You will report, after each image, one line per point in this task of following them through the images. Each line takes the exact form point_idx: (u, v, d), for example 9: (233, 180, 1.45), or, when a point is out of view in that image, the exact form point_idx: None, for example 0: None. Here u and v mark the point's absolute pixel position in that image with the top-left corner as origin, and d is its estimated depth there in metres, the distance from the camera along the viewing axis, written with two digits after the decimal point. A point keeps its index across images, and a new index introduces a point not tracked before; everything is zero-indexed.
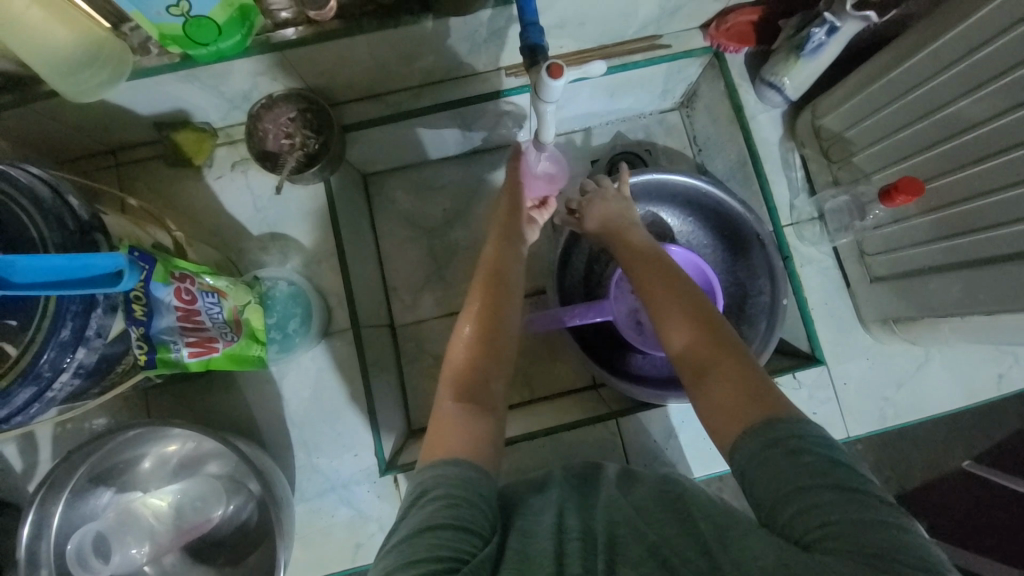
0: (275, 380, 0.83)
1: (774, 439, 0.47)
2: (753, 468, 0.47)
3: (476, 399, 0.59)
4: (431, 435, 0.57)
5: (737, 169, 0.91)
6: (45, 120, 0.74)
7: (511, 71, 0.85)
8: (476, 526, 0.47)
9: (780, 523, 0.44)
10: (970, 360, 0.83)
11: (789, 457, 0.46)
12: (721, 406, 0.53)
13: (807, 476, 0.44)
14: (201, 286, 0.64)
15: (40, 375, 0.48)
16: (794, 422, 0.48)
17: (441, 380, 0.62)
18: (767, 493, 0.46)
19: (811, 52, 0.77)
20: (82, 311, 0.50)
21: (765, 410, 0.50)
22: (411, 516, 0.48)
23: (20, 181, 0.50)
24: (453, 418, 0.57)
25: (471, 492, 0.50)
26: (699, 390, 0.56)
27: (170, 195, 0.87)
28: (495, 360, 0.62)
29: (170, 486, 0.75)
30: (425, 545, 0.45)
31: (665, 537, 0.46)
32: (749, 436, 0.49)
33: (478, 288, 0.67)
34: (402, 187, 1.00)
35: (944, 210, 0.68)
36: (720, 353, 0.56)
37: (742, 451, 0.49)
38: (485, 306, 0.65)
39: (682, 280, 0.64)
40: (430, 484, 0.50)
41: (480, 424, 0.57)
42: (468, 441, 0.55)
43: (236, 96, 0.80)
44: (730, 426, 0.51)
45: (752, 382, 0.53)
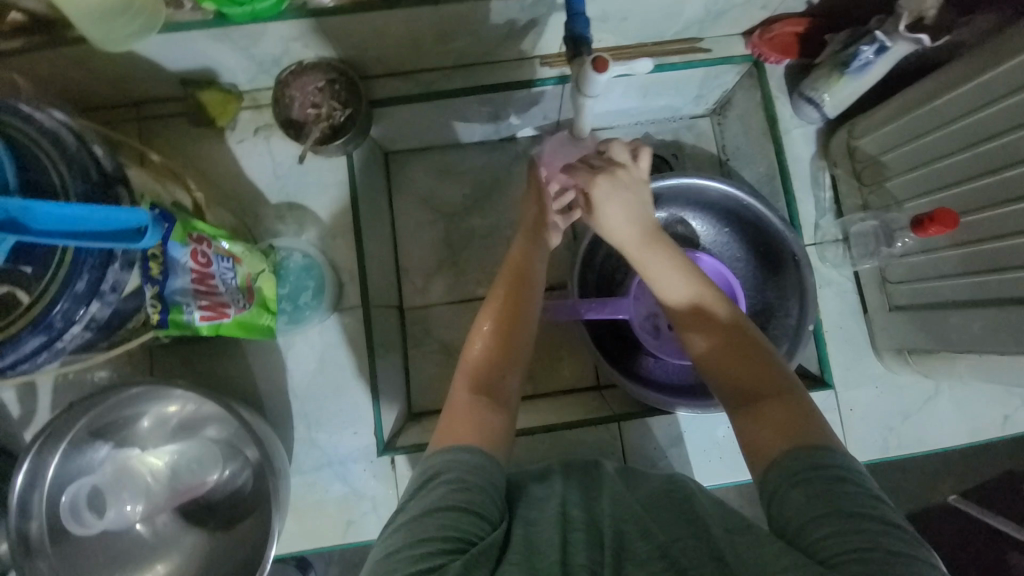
0: (281, 351, 0.82)
1: (817, 463, 0.47)
2: (789, 488, 0.47)
3: (492, 392, 0.59)
4: (445, 421, 0.56)
5: (766, 182, 0.90)
6: (69, 65, 0.73)
7: (548, 60, 0.84)
8: (485, 511, 0.47)
9: (806, 540, 0.44)
10: (979, 398, 0.82)
11: (831, 482, 0.46)
12: (768, 430, 0.52)
13: (843, 502, 0.44)
14: (217, 250, 0.63)
15: (51, 326, 0.47)
16: (836, 449, 0.49)
17: (457, 372, 0.61)
18: (797, 512, 0.45)
19: (856, 70, 0.76)
20: (99, 264, 0.49)
21: (807, 440, 0.50)
22: (422, 497, 0.48)
23: (46, 125, 0.49)
24: (469, 408, 0.56)
25: (482, 479, 0.49)
26: (744, 415, 0.55)
27: (189, 155, 0.85)
28: (515, 356, 0.62)
29: (168, 446, 0.75)
30: (437, 524, 0.45)
31: (675, 539, 0.46)
32: (795, 452, 0.49)
33: (500, 283, 0.66)
34: (423, 168, 0.99)
35: (975, 246, 0.67)
36: (766, 385, 0.56)
37: (780, 471, 0.49)
38: (505, 308, 0.64)
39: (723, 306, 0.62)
40: (444, 466, 0.50)
41: (494, 418, 0.56)
42: (484, 432, 0.54)
43: (266, 60, 0.79)
44: (775, 447, 0.51)
45: (798, 414, 0.53)
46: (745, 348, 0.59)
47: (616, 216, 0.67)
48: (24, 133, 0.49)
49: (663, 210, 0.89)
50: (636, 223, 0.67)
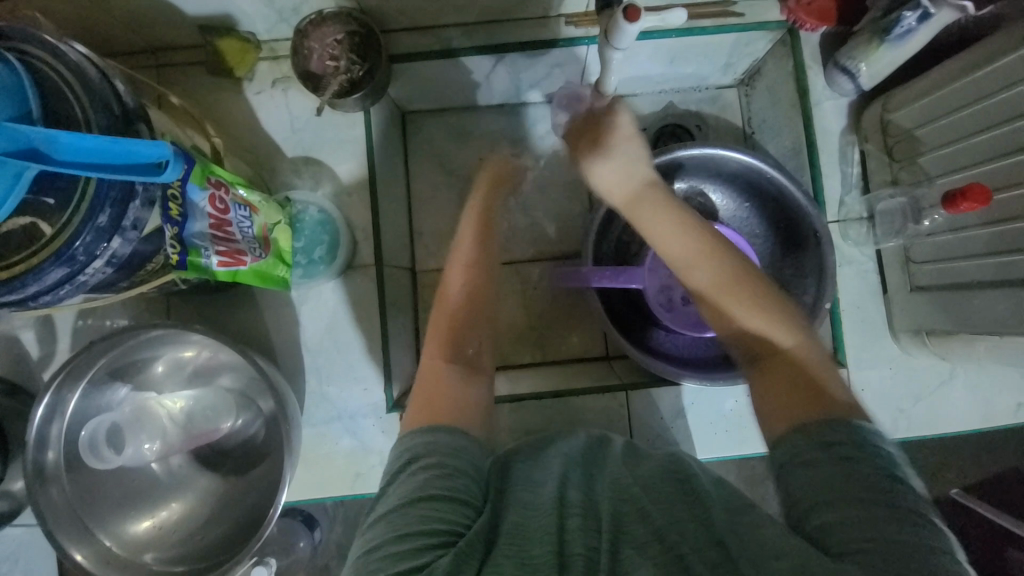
0: (294, 306, 0.83)
1: (827, 443, 0.47)
2: (797, 466, 0.48)
3: (464, 361, 0.61)
4: (418, 396, 0.57)
5: (792, 156, 0.88)
6: (87, 3, 0.72)
7: (573, 20, 0.81)
8: (467, 496, 0.49)
9: (812, 523, 0.45)
10: (995, 385, 0.81)
11: (841, 463, 0.46)
12: (777, 401, 0.53)
13: (852, 485, 0.44)
14: (235, 198, 0.63)
15: (73, 258, 0.48)
16: (855, 425, 0.48)
17: (427, 343, 0.63)
18: (804, 492, 0.46)
19: (897, 37, 0.72)
20: (121, 200, 0.49)
21: (819, 411, 0.50)
22: (403, 485, 0.49)
23: (69, 57, 0.49)
24: (442, 382, 0.58)
25: (462, 463, 0.51)
26: (757, 383, 0.56)
27: (206, 104, 0.85)
28: (483, 324, 0.64)
29: (183, 392, 0.76)
30: (418, 515, 0.46)
31: (676, 522, 0.45)
32: (801, 430, 0.49)
33: (456, 262, 0.68)
34: (440, 130, 0.97)
35: (1006, 224, 0.65)
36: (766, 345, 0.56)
37: (788, 448, 0.49)
38: (463, 287, 0.65)
39: (733, 274, 0.59)
40: (421, 450, 0.51)
41: (469, 389, 0.58)
42: (459, 400, 0.57)
43: (285, 7, 0.78)
44: (782, 419, 0.51)
45: (802, 377, 0.53)
46: (742, 303, 0.58)
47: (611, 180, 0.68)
48: (47, 64, 0.48)
49: (680, 181, 0.88)
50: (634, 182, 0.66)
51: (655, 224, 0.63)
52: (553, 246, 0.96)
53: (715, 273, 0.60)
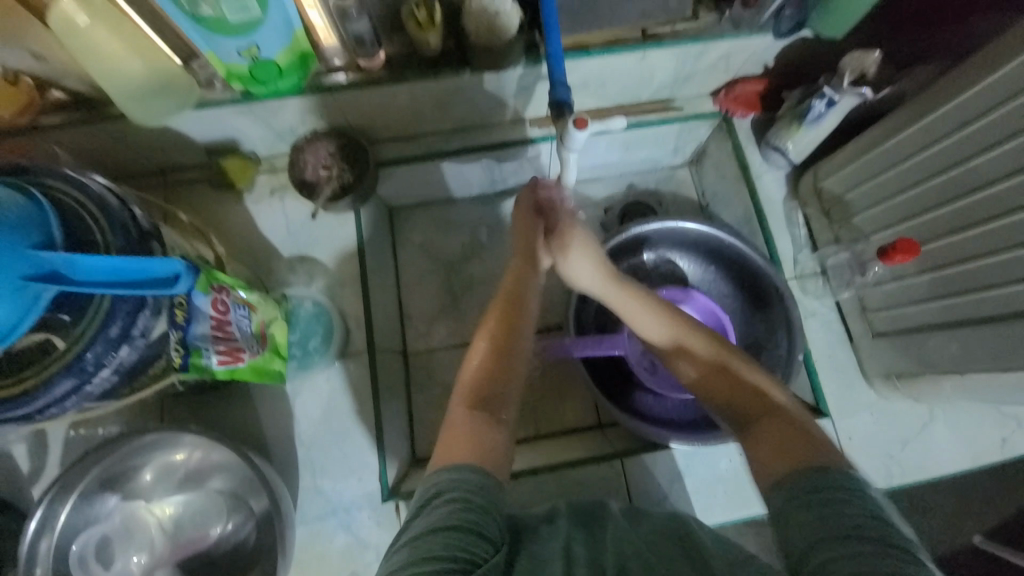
0: (289, 398, 0.84)
1: (815, 485, 0.50)
2: (791, 510, 0.49)
3: (491, 410, 0.60)
4: (442, 442, 0.57)
5: (744, 223, 0.98)
6: (106, 138, 0.82)
7: (537, 123, 0.93)
8: (488, 532, 0.49)
9: (812, 565, 0.45)
10: (974, 422, 0.84)
11: (835, 502, 0.48)
12: (774, 451, 0.55)
13: (843, 524, 0.46)
14: (235, 299, 0.67)
15: (83, 369, 0.51)
16: (846, 469, 0.51)
17: (455, 391, 0.63)
18: (801, 536, 0.47)
19: (812, 121, 0.84)
20: (132, 311, 0.53)
21: (825, 456, 0.53)
22: (424, 516, 0.50)
23: (92, 190, 0.56)
24: (467, 426, 0.58)
25: (485, 499, 0.51)
26: (747, 440, 0.59)
27: (209, 215, 0.92)
28: (510, 368, 0.63)
29: (173, 497, 0.75)
30: (442, 542, 0.46)
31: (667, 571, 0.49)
32: (797, 475, 0.51)
33: (496, 306, 0.68)
34: (424, 222, 1.06)
35: (940, 270, 0.72)
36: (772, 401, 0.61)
37: (784, 494, 0.51)
38: (496, 333, 0.65)
39: (721, 338, 0.67)
40: (447, 485, 0.51)
41: (494, 442, 0.57)
42: (484, 453, 0.55)
43: (283, 130, 0.88)
44: (779, 468, 0.54)
45: (803, 429, 0.57)
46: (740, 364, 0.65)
47: (585, 272, 0.71)
48: (72, 196, 0.55)
49: (647, 252, 0.95)
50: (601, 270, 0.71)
51: (630, 306, 0.70)
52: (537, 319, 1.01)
53: (705, 336, 0.67)
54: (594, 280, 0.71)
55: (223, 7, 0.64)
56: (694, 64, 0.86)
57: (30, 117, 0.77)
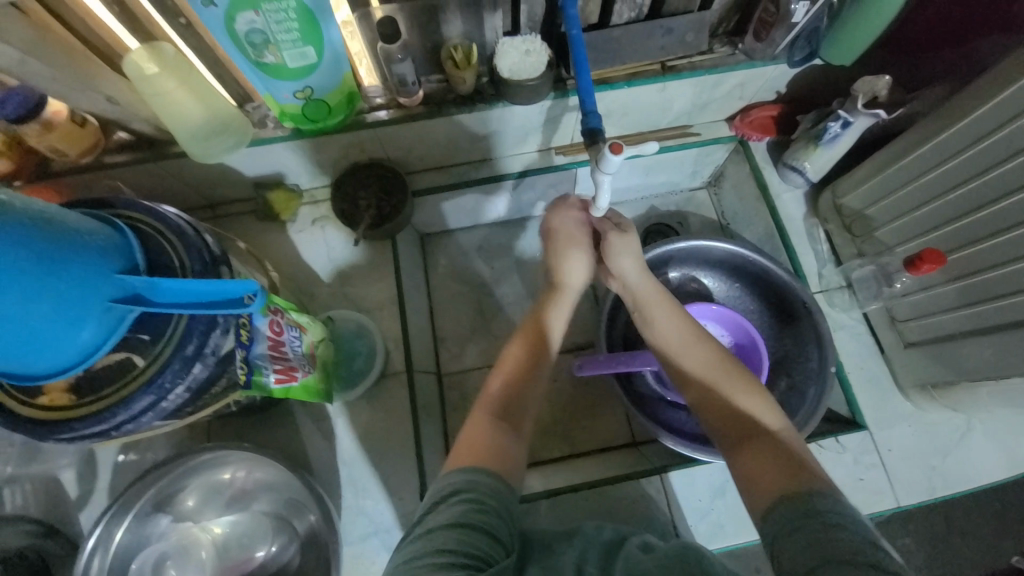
0: (333, 418, 0.86)
1: (808, 511, 0.50)
2: (785, 538, 0.50)
3: (509, 416, 0.64)
4: (460, 443, 0.61)
5: (766, 239, 1.01)
6: (165, 175, 0.88)
7: (562, 151, 0.99)
8: (502, 535, 0.51)
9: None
10: (1016, 431, 0.83)
11: (827, 530, 0.48)
12: (767, 474, 0.56)
13: (839, 552, 0.46)
14: (288, 320, 0.70)
15: (161, 385, 0.54)
16: (832, 495, 0.52)
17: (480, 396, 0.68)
18: (797, 564, 0.47)
19: (828, 141, 0.88)
20: (206, 331, 0.56)
21: (808, 482, 0.54)
22: (443, 510, 0.52)
23: (171, 220, 0.61)
24: (485, 430, 0.62)
25: (500, 502, 0.54)
26: (742, 460, 0.60)
27: (253, 244, 0.97)
28: (536, 378, 0.68)
29: (221, 518, 0.77)
30: (455, 536, 0.49)
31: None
32: (785, 500, 0.53)
33: (524, 324, 0.73)
34: (453, 248, 1.12)
35: (967, 278, 0.74)
36: (755, 424, 0.62)
37: (776, 519, 0.52)
38: (525, 348, 0.70)
39: (724, 357, 0.68)
40: (464, 485, 0.54)
41: (508, 443, 0.61)
42: (497, 453, 0.59)
43: (326, 164, 0.94)
44: (770, 492, 0.55)
45: (791, 455, 0.58)
46: (735, 386, 0.65)
47: (629, 268, 0.74)
48: (153, 226, 0.60)
49: (672, 270, 0.98)
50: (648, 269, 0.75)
51: (652, 307, 0.73)
52: (566, 339, 1.03)
53: (708, 354, 0.68)
54: (634, 277, 0.74)
55: (285, 55, 0.71)
56: (711, 93, 0.91)
57: (95, 156, 0.83)
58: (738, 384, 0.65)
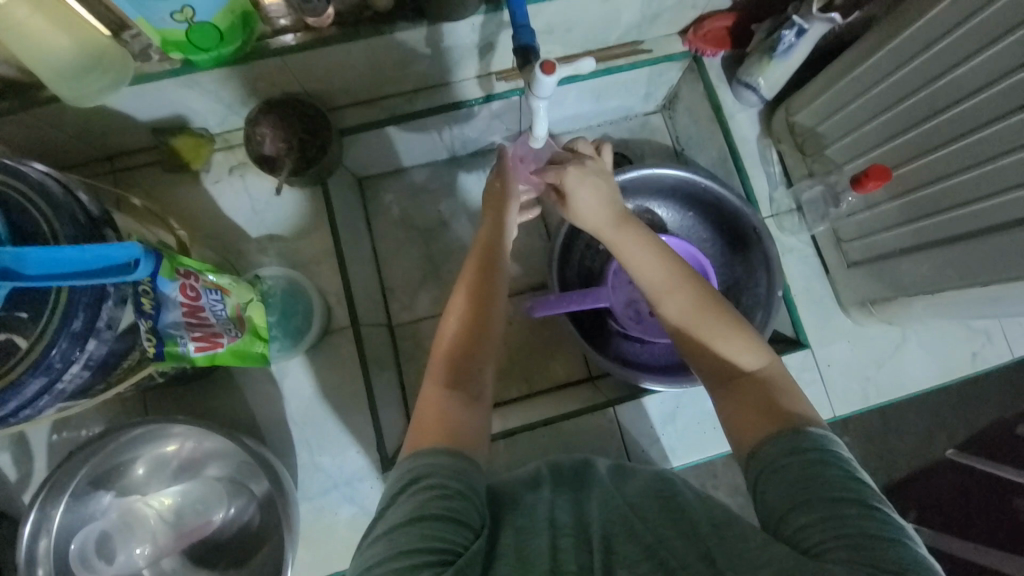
0: (278, 379, 0.82)
1: (796, 448, 0.51)
2: (770, 474, 0.51)
3: (465, 390, 0.62)
4: (417, 422, 0.59)
5: (719, 165, 0.97)
6: (42, 124, 0.76)
7: (502, 75, 0.90)
8: (467, 518, 0.48)
9: (788, 529, 0.47)
10: (945, 338, 0.88)
11: (808, 466, 0.50)
12: (752, 415, 0.57)
13: (826, 488, 0.48)
14: (204, 283, 0.64)
15: (50, 367, 0.49)
16: (813, 431, 0.53)
17: (428, 372, 0.64)
18: (780, 499, 0.49)
19: (782, 53, 0.82)
20: (93, 303, 0.51)
21: (791, 422, 0.55)
22: (402, 504, 0.49)
23: (31, 177, 0.51)
24: (442, 405, 0.59)
25: (463, 484, 0.51)
26: (727, 402, 0.60)
27: (167, 199, 0.87)
28: (483, 345, 0.65)
29: (170, 488, 0.75)
30: (418, 534, 0.46)
31: (662, 538, 0.48)
32: (774, 439, 0.53)
33: (459, 295, 0.68)
34: (396, 191, 1.04)
35: (911, 195, 0.73)
36: (736, 367, 0.62)
37: (764, 456, 0.53)
38: (466, 316, 0.66)
39: (709, 297, 0.65)
40: (422, 472, 0.52)
41: (468, 417, 0.59)
42: (460, 431, 0.57)
43: (234, 102, 0.82)
44: (757, 432, 0.56)
45: (773, 394, 0.59)
46: (714, 329, 0.64)
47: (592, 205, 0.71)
48: (8, 184, 0.50)
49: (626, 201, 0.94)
50: (608, 206, 0.71)
51: (628, 248, 0.69)
52: (520, 280, 1.01)
53: (692, 295, 0.65)
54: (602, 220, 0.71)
55: None
56: (661, 1, 0.82)
57: None
58: (716, 328, 0.64)
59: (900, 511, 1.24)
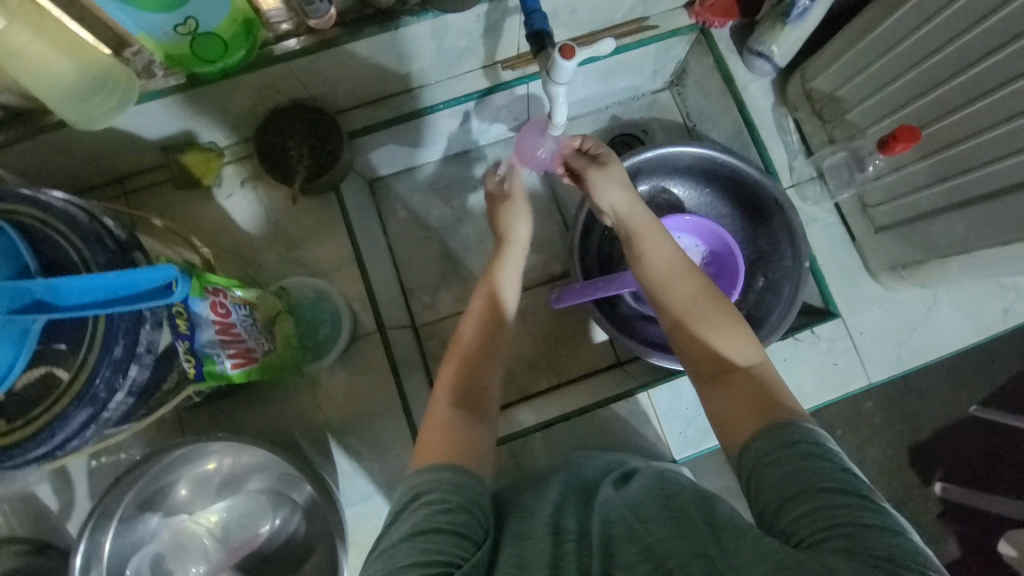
0: (310, 389, 0.82)
1: (786, 442, 0.50)
2: (763, 469, 0.50)
3: (470, 405, 0.62)
4: (424, 436, 0.59)
5: (735, 138, 0.95)
6: (51, 151, 0.74)
7: (508, 64, 0.88)
8: (467, 530, 0.48)
9: (782, 523, 0.46)
10: (978, 297, 0.86)
11: (799, 460, 0.48)
12: (742, 411, 0.56)
13: (815, 479, 0.46)
14: (232, 299, 0.63)
15: (95, 396, 0.49)
16: (805, 429, 0.51)
17: (438, 387, 0.65)
18: (772, 493, 0.48)
19: (796, 18, 0.80)
20: (132, 328, 0.50)
21: (783, 418, 0.53)
22: (404, 520, 0.48)
23: (53, 207, 0.51)
24: (446, 420, 0.60)
25: (463, 498, 0.51)
26: (716, 399, 0.59)
27: (181, 217, 0.86)
28: (491, 361, 0.67)
29: (215, 505, 0.76)
30: (416, 548, 0.45)
31: (658, 538, 0.46)
32: (765, 435, 0.52)
33: (473, 308, 0.71)
34: (407, 191, 1.03)
35: (940, 154, 0.72)
36: (730, 363, 0.61)
37: (755, 452, 0.51)
38: (477, 329, 0.69)
39: (710, 290, 0.65)
40: (423, 488, 0.52)
41: (472, 433, 0.59)
42: (462, 446, 0.57)
43: (241, 113, 0.81)
44: (747, 428, 0.54)
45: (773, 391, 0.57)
46: (711, 323, 0.63)
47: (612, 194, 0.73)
48: (33, 217, 0.50)
49: (643, 183, 0.93)
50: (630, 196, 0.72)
51: (642, 238, 0.70)
52: (541, 271, 1.00)
53: (695, 288, 0.66)
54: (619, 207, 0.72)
55: None
56: None
57: None
58: (713, 323, 0.63)
59: (936, 471, 1.23)
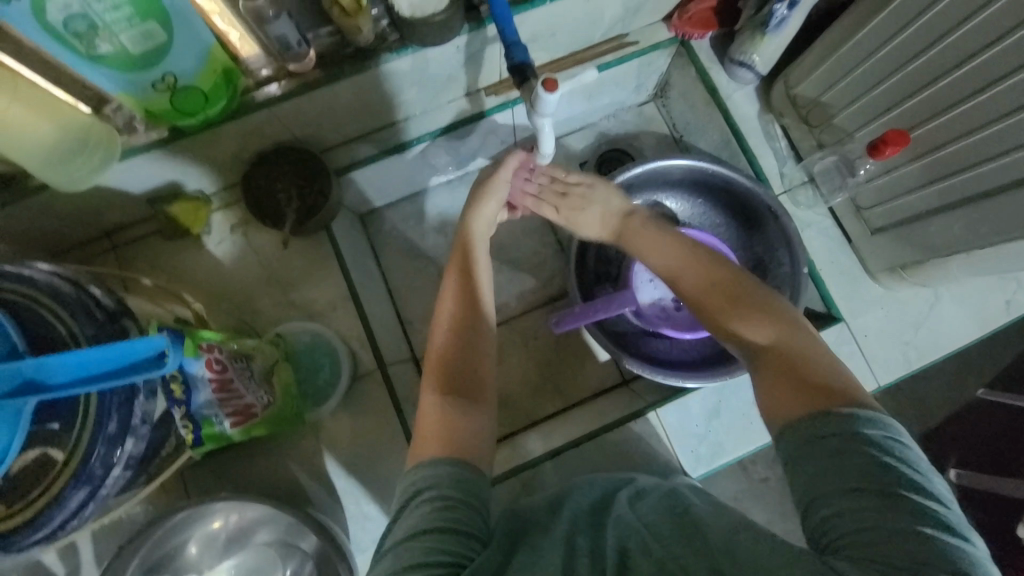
0: (314, 434, 0.81)
1: (820, 435, 0.48)
2: (796, 459, 0.49)
3: (465, 391, 0.61)
4: (421, 430, 0.58)
5: (723, 147, 0.95)
6: (36, 213, 0.73)
7: (492, 90, 0.88)
8: (470, 528, 0.49)
9: (811, 519, 0.46)
10: (979, 290, 0.86)
11: (830, 455, 0.47)
12: (792, 391, 0.53)
13: (847, 479, 0.45)
14: (227, 353, 0.62)
15: (92, 475, 0.47)
16: (851, 415, 0.48)
17: (425, 373, 0.63)
18: (802, 487, 0.47)
19: (775, 27, 0.80)
20: (125, 401, 0.49)
21: (840, 398, 0.50)
22: (407, 518, 0.50)
23: (39, 281, 0.50)
24: (442, 411, 0.59)
25: (465, 493, 0.52)
26: (765, 379, 0.56)
27: (172, 268, 0.85)
28: (478, 342, 0.64)
29: (224, 564, 0.74)
30: (421, 548, 0.47)
31: (675, 556, 0.46)
32: (815, 418, 0.50)
33: (449, 284, 0.68)
34: (399, 221, 1.02)
35: (930, 156, 0.72)
36: (772, 346, 0.58)
37: (789, 440, 0.50)
38: (458, 305, 0.66)
39: (738, 277, 0.65)
40: (427, 483, 0.52)
41: (471, 421, 0.58)
42: (461, 437, 0.56)
43: (226, 160, 0.80)
44: (796, 408, 0.52)
45: (803, 363, 0.55)
46: (746, 308, 0.62)
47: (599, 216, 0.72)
48: (19, 293, 0.49)
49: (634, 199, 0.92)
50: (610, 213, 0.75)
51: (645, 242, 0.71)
52: (539, 294, 0.99)
53: (716, 278, 0.65)
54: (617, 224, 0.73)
55: (123, 40, 0.57)
56: None
57: None
58: (743, 310, 0.62)
59: (952, 460, 1.22)
